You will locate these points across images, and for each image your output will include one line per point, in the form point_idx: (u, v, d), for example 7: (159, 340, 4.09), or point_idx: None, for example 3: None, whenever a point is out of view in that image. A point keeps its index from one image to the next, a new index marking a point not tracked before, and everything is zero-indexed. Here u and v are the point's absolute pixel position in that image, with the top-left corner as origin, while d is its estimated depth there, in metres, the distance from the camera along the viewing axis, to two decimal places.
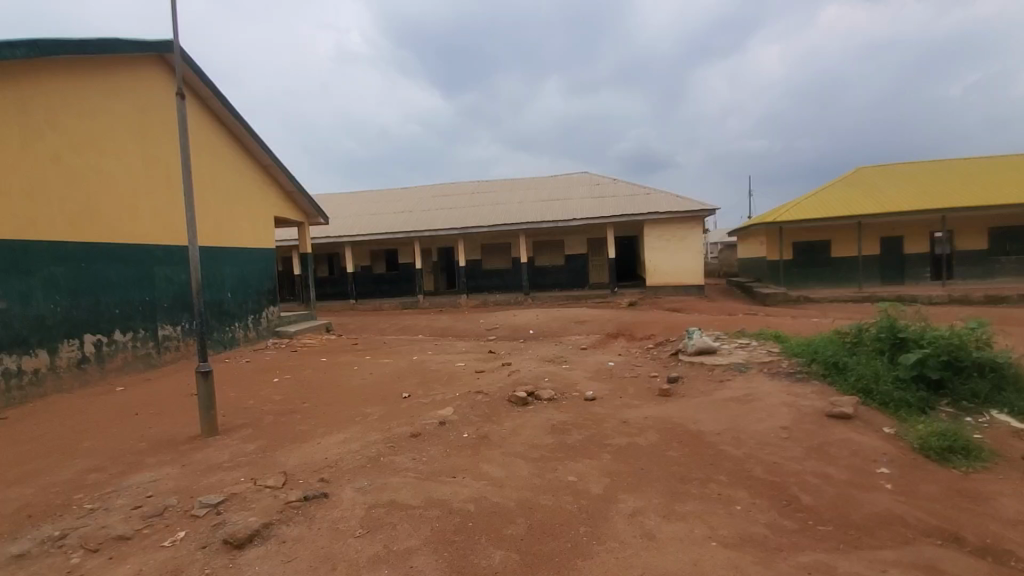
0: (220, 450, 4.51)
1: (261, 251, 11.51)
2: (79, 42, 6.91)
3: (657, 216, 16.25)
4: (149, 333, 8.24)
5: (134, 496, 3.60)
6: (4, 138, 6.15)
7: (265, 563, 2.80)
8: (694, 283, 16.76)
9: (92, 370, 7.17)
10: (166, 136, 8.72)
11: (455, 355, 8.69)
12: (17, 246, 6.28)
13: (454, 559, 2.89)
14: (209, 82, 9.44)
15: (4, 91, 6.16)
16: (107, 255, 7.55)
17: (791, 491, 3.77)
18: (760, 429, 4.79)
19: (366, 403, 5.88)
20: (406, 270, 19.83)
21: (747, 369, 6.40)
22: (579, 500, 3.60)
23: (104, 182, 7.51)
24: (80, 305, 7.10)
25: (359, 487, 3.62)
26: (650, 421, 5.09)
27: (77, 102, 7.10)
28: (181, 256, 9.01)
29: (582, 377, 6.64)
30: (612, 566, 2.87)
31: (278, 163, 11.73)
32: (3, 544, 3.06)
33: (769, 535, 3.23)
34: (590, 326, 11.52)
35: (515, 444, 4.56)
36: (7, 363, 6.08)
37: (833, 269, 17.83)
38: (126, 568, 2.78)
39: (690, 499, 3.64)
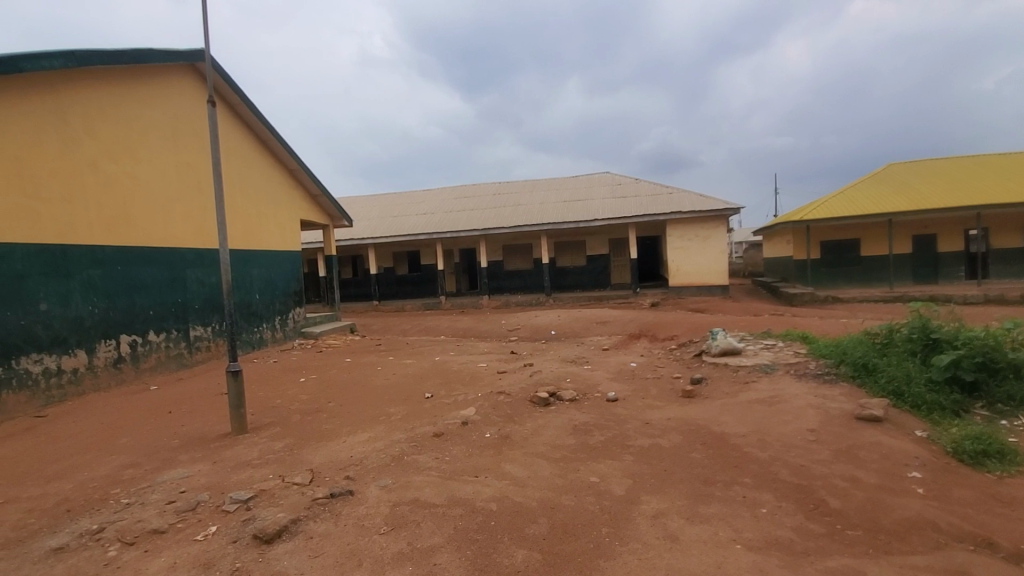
0: (250, 447, 4.63)
1: (287, 254, 11.75)
2: (114, 51, 7.18)
3: (680, 215, 16.06)
4: (182, 333, 8.49)
5: (167, 492, 3.72)
6: (46, 144, 6.42)
7: (293, 558, 2.87)
8: (718, 283, 16.55)
9: (128, 369, 7.43)
10: (197, 141, 8.97)
11: (477, 356, 8.76)
12: (57, 250, 6.55)
13: (476, 557, 2.92)
14: (238, 89, 9.70)
15: (45, 100, 6.44)
16: (141, 258, 7.81)
17: (818, 494, 3.70)
18: (786, 431, 4.71)
19: (390, 402, 5.97)
20: (428, 272, 19.99)
21: (772, 370, 6.30)
22: (601, 501, 3.60)
23: (139, 187, 7.77)
24: (117, 307, 7.36)
25: (383, 485, 3.68)
26: (673, 423, 5.06)
27: (112, 109, 7.37)
28: (212, 259, 9.26)
29: (604, 378, 6.63)
30: (635, 567, 2.87)
31: (304, 167, 11.98)
32: (44, 538, 3.20)
33: (796, 539, 3.18)
34: (612, 327, 11.48)
35: (538, 444, 4.57)
36: (48, 362, 6.33)
37: (863, 268, 17.40)
38: (160, 561, 2.88)
39: (715, 501, 3.61)
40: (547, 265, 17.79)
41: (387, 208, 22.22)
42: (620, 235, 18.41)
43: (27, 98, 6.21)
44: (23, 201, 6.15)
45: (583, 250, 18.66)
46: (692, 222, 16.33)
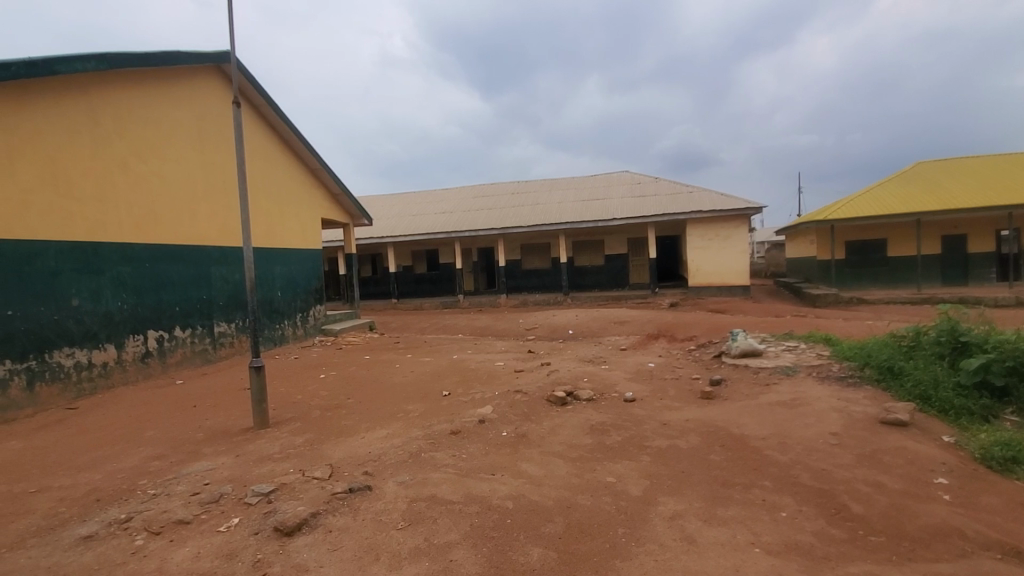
0: (271, 442, 4.72)
1: (308, 251, 11.92)
2: (143, 53, 7.35)
3: (700, 215, 15.86)
4: (206, 329, 8.68)
5: (192, 484, 3.82)
6: (78, 145, 6.62)
7: (313, 551, 2.93)
8: (739, 283, 16.32)
9: (155, 364, 7.63)
10: (222, 141, 9.15)
11: (495, 354, 8.79)
12: (89, 247, 6.76)
13: (492, 554, 2.94)
14: (262, 90, 9.87)
15: (78, 102, 6.63)
16: (169, 256, 8.00)
17: (840, 499, 3.64)
18: (807, 434, 4.64)
19: (407, 400, 6.02)
20: (446, 270, 20.10)
21: (794, 372, 6.20)
22: (618, 501, 3.59)
23: (166, 187, 7.96)
24: (145, 303, 7.56)
25: (401, 481, 3.72)
26: (692, 424, 5.01)
27: (141, 110, 7.56)
28: (236, 256, 9.44)
29: (621, 378, 6.59)
30: (652, 568, 2.86)
31: (326, 166, 12.14)
32: (75, 526, 3.31)
33: (816, 543, 3.14)
34: (630, 327, 11.43)
35: (554, 443, 4.57)
36: (79, 356, 6.54)
37: (889, 269, 17.00)
38: (185, 551, 2.96)
39: (733, 504, 3.57)
40: (565, 264, 17.74)
41: (406, 207, 22.40)
42: (639, 235, 18.28)
43: (61, 100, 6.40)
44: (57, 201, 6.35)
45: (601, 249, 18.58)
46: (713, 221, 16.13)
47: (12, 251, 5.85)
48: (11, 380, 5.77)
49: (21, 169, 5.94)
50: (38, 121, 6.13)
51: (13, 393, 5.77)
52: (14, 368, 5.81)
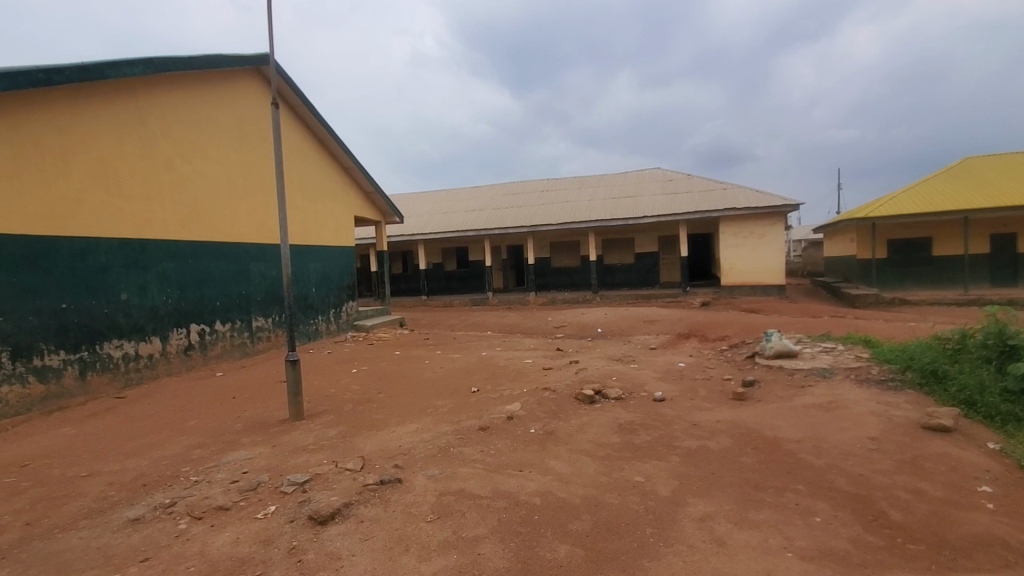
0: (306, 433, 4.87)
1: (342, 249, 12.17)
2: (187, 57, 7.64)
3: (734, 212, 15.53)
4: (245, 324, 8.97)
5: (231, 472, 3.97)
6: (127, 146, 6.93)
7: (346, 539, 3.01)
8: (773, 283, 15.91)
9: (197, 356, 7.94)
10: (261, 141, 9.43)
11: (523, 352, 8.83)
12: (136, 243, 7.07)
13: (519, 549, 2.97)
14: (299, 92, 10.14)
15: (127, 105, 6.95)
16: (210, 252, 8.30)
17: (878, 506, 3.53)
18: (844, 438, 4.51)
19: (437, 395, 6.11)
20: (475, 268, 20.24)
21: (830, 375, 6.03)
22: (646, 501, 3.57)
23: (208, 186, 8.25)
24: (188, 298, 7.86)
25: (430, 474, 3.79)
26: (723, 425, 4.94)
27: (185, 112, 7.87)
28: (274, 253, 9.73)
29: (651, 377, 6.52)
30: (680, 568, 2.84)
31: (359, 165, 12.38)
32: (124, 509, 3.50)
33: (852, 550, 3.06)
34: (660, 326, 11.30)
35: (582, 441, 4.57)
36: (127, 347, 6.86)
37: (933, 268, 16.30)
38: (224, 536, 3.09)
39: (765, 507, 3.51)
40: (594, 263, 17.64)
41: (437, 205, 22.65)
42: (670, 233, 18.02)
43: (110, 103, 6.71)
44: (107, 199, 6.68)
45: (631, 248, 18.40)
46: (748, 218, 15.76)
47: (67, 247, 6.18)
48: (65, 369, 6.10)
49: (75, 170, 6.27)
50: (91, 123, 6.46)
51: (66, 381, 6.10)
52: (68, 358, 6.14)
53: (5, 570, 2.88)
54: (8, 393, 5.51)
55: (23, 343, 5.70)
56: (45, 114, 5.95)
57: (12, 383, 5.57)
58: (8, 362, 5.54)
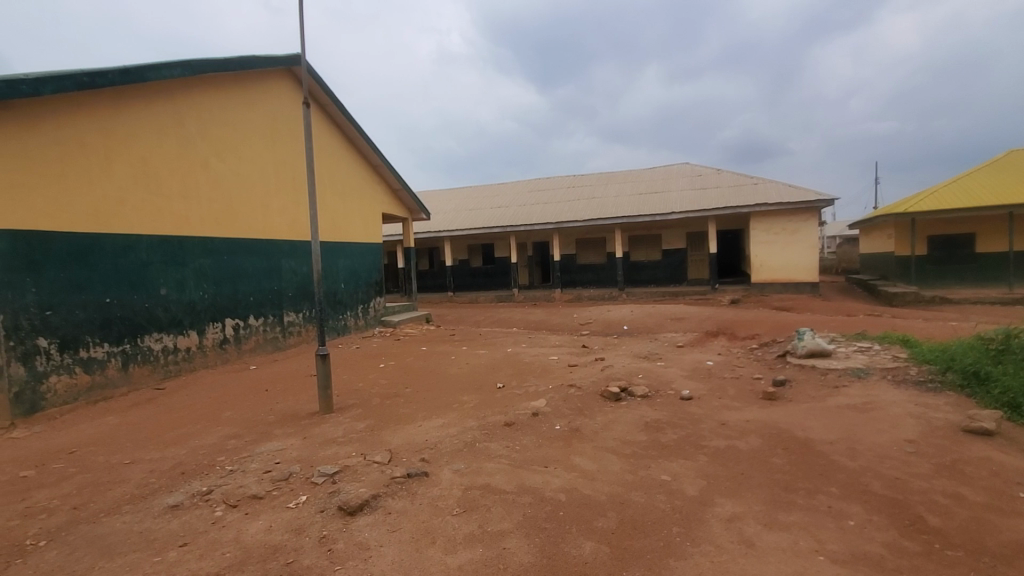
0: (335, 426, 4.98)
1: (369, 245, 12.34)
2: (223, 59, 7.86)
3: (765, 208, 15.18)
4: (277, 319, 9.20)
5: (264, 462, 4.09)
6: (166, 145, 7.17)
7: (374, 530, 3.08)
8: (806, 280, 15.52)
9: (231, 350, 8.19)
10: (293, 140, 9.64)
11: (549, 349, 8.82)
12: (174, 240, 7.31)
13: (544, 544, 2.98)
14: (329, 91, 10.32)
15: (166, 106, 7.19)
16: (244, 249, 8.53)
17: (915, 511, 3.42)
18: (880, 441, 4.38)
19: (463, 391, 6.17)
20: (501, 264, 20.28)
21: (866, 375, 5.86)
22: (673, 500, 3.54)
23: (242, 184, 8.48)
24: (223, 293, 8.10)
25: (456, 469, 3.84)
26: (752, 425, 4.85)
27: (220, 112, 8.09)
28: (305, 250, 9.94)
29: (678, 375, 6.45)
30: (707, 568, 2.81)
31: (387, 163, 12.53)
32: (164, 495, 3.64)
33: (887, 555, 2.97)
34: (687, 323, 11.15)
35: (608, 438, 4.56)
36: (166, 341, 7.12)
37: (977, 265, 15.62)
38: (258, 524, 3.19)
39: (796, 509, 3.44)
40: (621, 259, 17.48)
41: (463, 202, 22.78)
42: (699, 229, 17.71)
43: (150, 104, 6.95)
44: (148, 197, 6.93)
45: (658, 244, 18.18)
46: (780, 214, 15.39)
47: (110, 244, 6.44)
48: (108, 361, 6.36)
49: (118, 170, 6.52)
50: (132, 124, 6.70)
51: (110, 372, 6.37)
52: (111, 351, 6.40)
53: (55, 551, 3.03)
54: (56, 383, 5.78)
55: (70, 336, 5.96)
56: (91, 116, 6.20)
57: (60, 373, 5.84)
58: (56, 354, 5.80)
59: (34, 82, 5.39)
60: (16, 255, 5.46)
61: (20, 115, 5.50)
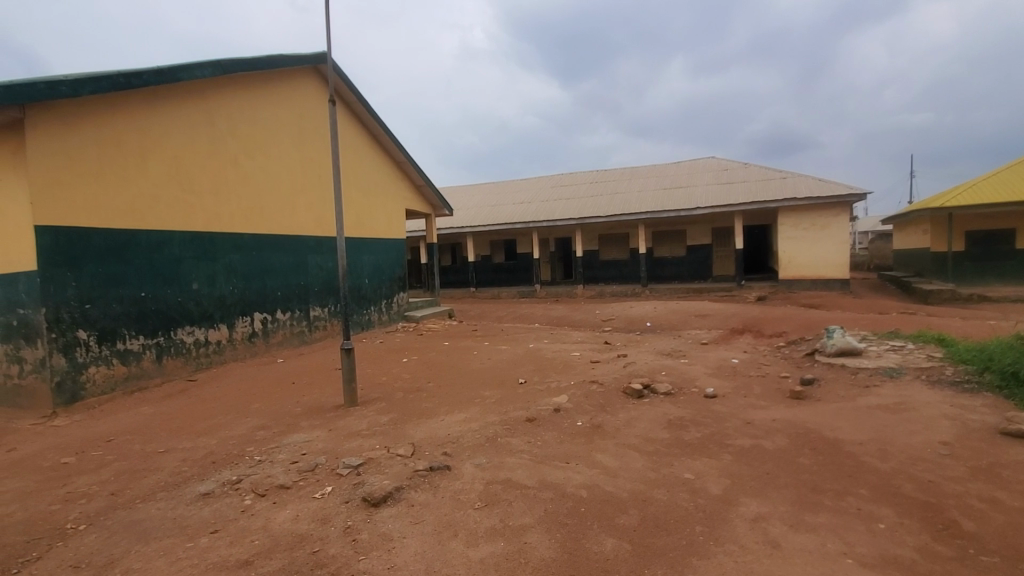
0: (360, 419, 5.06)
1: (393, 241, 12.47)
2: (252, 59, 8.01)
3: (794, 202, 14.83)
4: (303, 313, 9.38)
5: (292, 453, 4.19)
6: (197, 144, 7.35)
7: (397, 522, 3.13)
8: (836, 277, 15.13)
9: (260, 343, 8.39)
10: (319, 138, 9.79)
11: (571, 345, 8.80)
12: (206, 236, 7.51)
13: (565, 540, 2.98)
14: (354, 89, 10.45)
15: (198, 106, 7.37)
16: (272, 245, 8.71)
17: (949, 515, 3.31)
18: (912, 442, 4.26)
19: (485, 386, 6.20)
20: (524, 260, 20.27)
21: (898, 375, 5.70)
22: (696, 499, 3.50)
23: (270, 182, 8.65)
24: (252, 288, 8.29)
25: (478, 463, 3.87)
26: (778, 425, 4.76)
27: (249, 111, 8.26)
28: (330, 246, 10.10)
29: (702, 373, 6.37)
30: (730, 568, 2.78)
31: (410, 159, 12.61)
32: (197, 483, 3.76)
33: (918, 560, 2.89)
34: (712, 320, 10.98)
35: (630, 435, 4.54)
36: (198, 334, 7.32)
37: (1019, 262, 14.99)
38: (286, 513, 3.27)
39: (824, 511, 3.37)
40: (644, 256, 17.31)
41: (485, 198, 22.83)
42: (724, 225, 17.41)
43: (183, 103, 7.13)
44: (181, 195, 7.13)
45: (683, 240, 17.93)
46: (809, 209, 15.02)
47: (145, 240, 6.65)
48: (144, 353, 6.58)
49: (152, 168, 6.71)
50: (165, 123, 6.89)
51: (145, 364, 6.58)
52: (146, 343, 6.62)
53: (93, 535, 3.16)
54: (95, 373, 6.01)
55: (107, 328, 6.18)
56: (126, 116, 6.41)
57: (99, 364, 6.06)
58: (94, 346, 6.03)
59: (73, 83, 5.59)
60: (57, 250, 5.68)
61: (59, 115, 5.70)
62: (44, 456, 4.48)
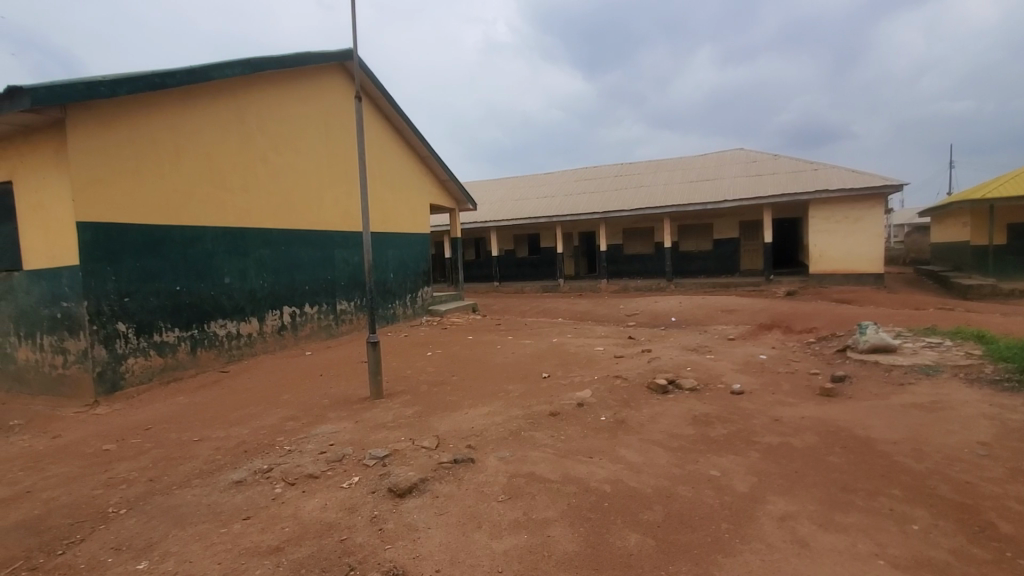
0: (385, 411, 5.14)
1: (418, 236, 12.57)
2: (281, 56, 8.13)
3: (826, 194, 14.42)
4: (331, 307, 9.55)
5: (320, 443, 4.29)
6: (228, 141, 7.52)
7: (422, 512, 3.18)
8: (869, 272, 14.70)
9: (289, 336, 8.59)
10: (344, 134, 9.90)
11: (594, 339, 8.76)
12: (237, 232, 7.70)
13: (589, 534, 2.99)
14: (379, 85, 10.53)
15: (228, 104, 7.53)
16: (301, 240, 8.87)
17: (986, 517, 3.21)
18: (949, 442, 4.12)
19: (508, 380, 6.23)
20: (547, 254, 20.22)
21: (934, 373, 5.52)
22: (722, 496, 3.47)
23: (298, 178, 8.81)
24: (282, 282, 8.47)
25: (501, 456, 3.90)
26: (808, 422, 4.66)
27: (278, 109, 8.41)
28: (356, 241, 10.23)
29: (729, 369, 6.27)
30: (758, 567, 2.75)
31: (434, 154, 12.69)
32: (230, 471, 3.89)
33: (953, 563, 2.81)
34: (739, 315, 10.80)
35: (654, 431, 4.50)
36: (230, 327, 7.53)
37: None
38: (315, 501, 3.35)
39: (854, 510, 3.30)
40: (669, 250, 17.08)
41: (509, 192, 22.84)
42: (752, 218, 17.06)
43: (214, 102, 7.30)
44: (214, 192, 7.32)
45: (710, 234, 17.63)
46: (842, 201, 14.60)
47: (179, 235, 6.85)
48: (179, 345, 6.80)
49: (186, 165, 6.90)
50: (198, 122, 7.07)
51: (180, 355, 6.81)
52: (181, 335, 6.84)
53: (133, 519, 3.29)
54: (134, 364, 6.23)
55: (145, 321, 6.40)
56: (161, 115, 6.60)
57: (137, 355, 6.29)
58: (133, 337, 6.25)
59: (111, 83, 5.78)
60: (97, 246, 5.90)
61: (98, 115, 5.92)
62: (86, 442, 4.68)
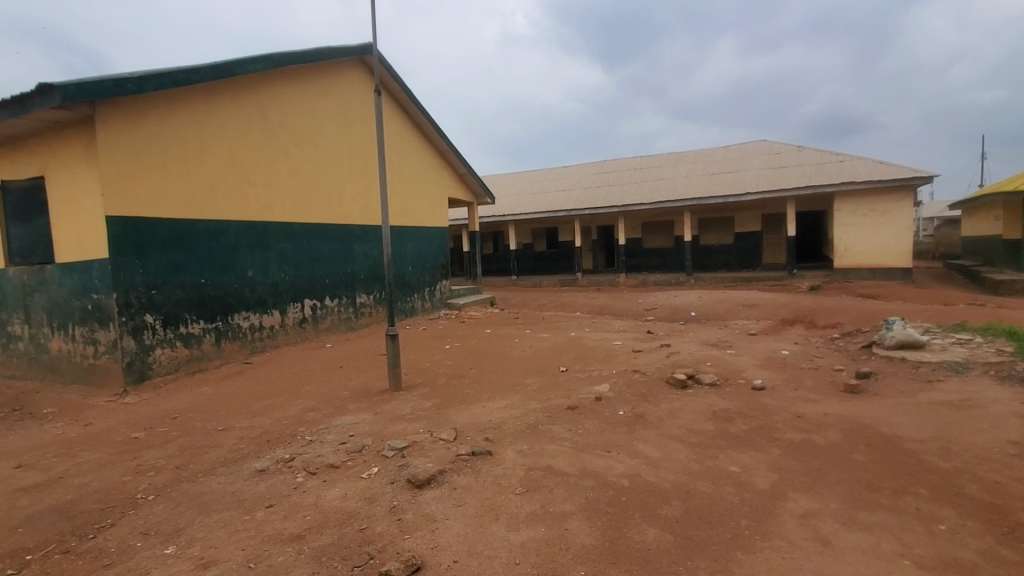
0: (404, 403, 5.20)
1: (436, 229, 12.62)
2: (302, 52, 8.19)
3: (852, 186, 14.08)
4: (350, 300, 9.66)
5: (340, 434, 4.35)
6: (250, 135, 7.62)
7: (441, 504, 3.21)
8: (896, 266, 14.33)
9: (310, 328, 8.71)
10: (363, 128, 9.96)
11: (613, 333, 8.71)
12: (259, 226, 7.82)
13: (606, 529, 2.98)
14: (398, 79, 10.58)
15: (251, 99, 7.63)
16: (321, 234, 8.97)
17: (1017, 518, 3.11)
18: (979, 441, 4.01)
19: (526, 373, 6.24)
20: (565, 248, 20.16)
21: (964, 370, 5.38)
22: (742, 492, 3.43)
23: (319, 172, 8.89)
24: (303, 275, 8.58)
25: (519, 449, 3.91)
26: (832, 419, 4.58)
27: (298, 103, 8.49)
28: (376, 234, 10.31)
29: (750, 364, 6.18)
30: (778, 565, 2.71)
31: (452, 147, 12.69)
32: (253, 460, 3.97)
33: (981, 563, 2.75)
34: (761, 310, 10.63)
35: (673, 427, 4.46)
36: (253, 319, 7.68)
37: None
38: (335, 491, 3.41)
39: (878, 509, 3.23)
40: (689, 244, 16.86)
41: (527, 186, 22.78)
42: (776, 211, 16.73)
43: (237, 97, 7.40)
44: (237, 186, 7.44)
45: (731, 228, 17.38)
46: (869, 193, 14.22)
47: (204, 230, 6.99)
48: (204, 336, 6.96)
49: (209, 161, 7.01)
50: (221, 117, 7.18)
51: (205, 346, 6.96)
52: (206, 327, 6.99)
53: (161, 505, 3.38)
54: (161, 355, 6.39)
55: (171, 313, 6.56)
56: (185, 111, 6.71)
57: (164, 346, 6.44)
58: (160, 329, 6.41)
59: (137, 80, 5.88)
60: (125, 240, 6.05)
61: (125, 111, 6.04)
62: (116, 430, 4.82)
